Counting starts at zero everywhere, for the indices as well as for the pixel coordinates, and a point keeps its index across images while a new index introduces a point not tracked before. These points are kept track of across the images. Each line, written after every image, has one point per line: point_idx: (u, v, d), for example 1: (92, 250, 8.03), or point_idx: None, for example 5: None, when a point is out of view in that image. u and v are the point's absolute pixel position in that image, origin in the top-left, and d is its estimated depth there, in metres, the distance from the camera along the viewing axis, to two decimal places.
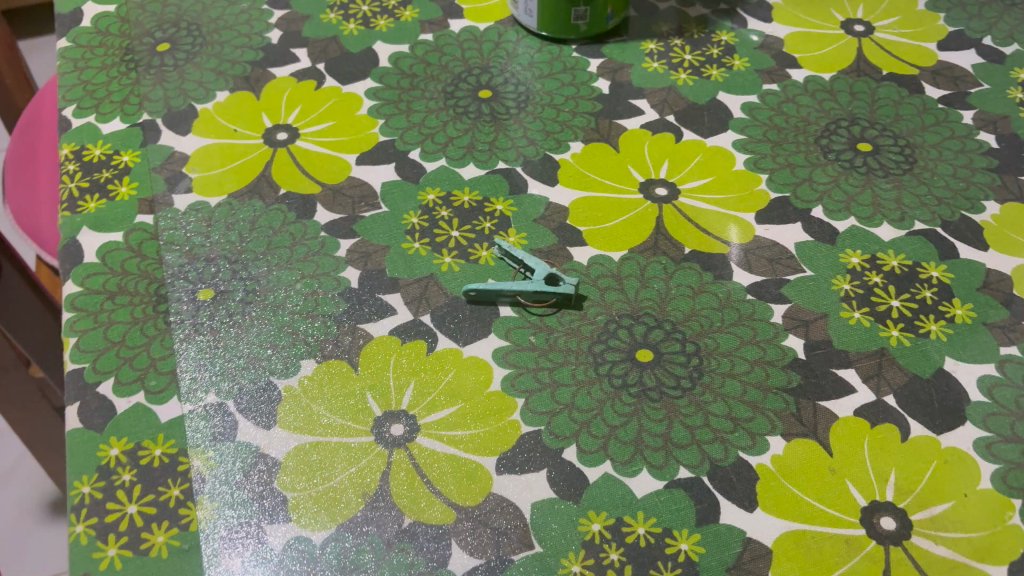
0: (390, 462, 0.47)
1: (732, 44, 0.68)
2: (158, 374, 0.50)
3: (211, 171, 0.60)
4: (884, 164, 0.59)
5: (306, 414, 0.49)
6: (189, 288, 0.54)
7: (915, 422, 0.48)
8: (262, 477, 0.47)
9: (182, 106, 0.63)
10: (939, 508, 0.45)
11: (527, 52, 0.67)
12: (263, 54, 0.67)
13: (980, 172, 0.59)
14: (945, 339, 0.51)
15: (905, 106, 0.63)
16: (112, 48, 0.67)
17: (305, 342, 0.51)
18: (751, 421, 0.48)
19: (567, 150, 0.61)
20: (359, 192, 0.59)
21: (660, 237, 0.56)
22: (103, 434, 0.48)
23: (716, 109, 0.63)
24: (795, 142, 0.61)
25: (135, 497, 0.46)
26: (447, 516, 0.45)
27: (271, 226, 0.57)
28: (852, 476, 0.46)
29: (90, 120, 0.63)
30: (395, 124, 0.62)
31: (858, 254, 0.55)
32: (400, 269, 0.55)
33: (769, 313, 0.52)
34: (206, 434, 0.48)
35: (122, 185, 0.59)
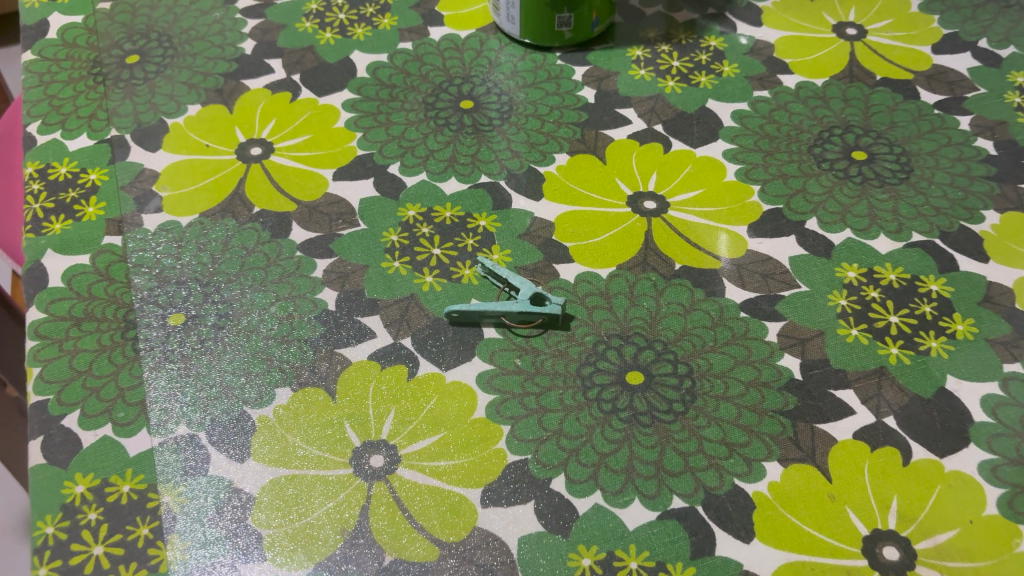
0: (370, 496, 0.45)
1: (721, 50, 0.66)
2: (126, 405, 0.48)
3: (182, 189, 0.57)
4: (879, 173, 0.57)
5: (282, 445, 0.46)
6: (159, 313, 0.51)
7: (918, 445, 0.46)
8: (236, 514, 0.44)
9: (152, 122, 0.61)
10: (943, 535, 0.43)
11: (510, 60, 0.65)
12: (236, 66, 0.65)
13: (978, 180, 0.57)
14: (946, 356, 0.49)
15: (900, 112, 0.61)
16: (80, 61, 0.65)
17: (280, 369, 0.49)
18: (746, 446, 0.46)
19: (552, 162, 0.59)
20: (336, 209, 0.56)
21: (649, 252, 0.54)
22: (68, 469, 0.46)
23: (706, 118, 0.61)
24: (787, 151, 0.59)
25: (101, 538, 0.44)
26: (431, 552, 0.43)
27: (245, 246, 0.55)
28: (852, 503, 0.44)
29: (55, 136, 0.60)
30: (374, 137, 0.60)
31: (855, 268, 0.53)
32: (380, 289, 0.52)
33: (763, 332, 0.50)
34: (177, 468, 0.46)
35: (89, 205, 0.56)
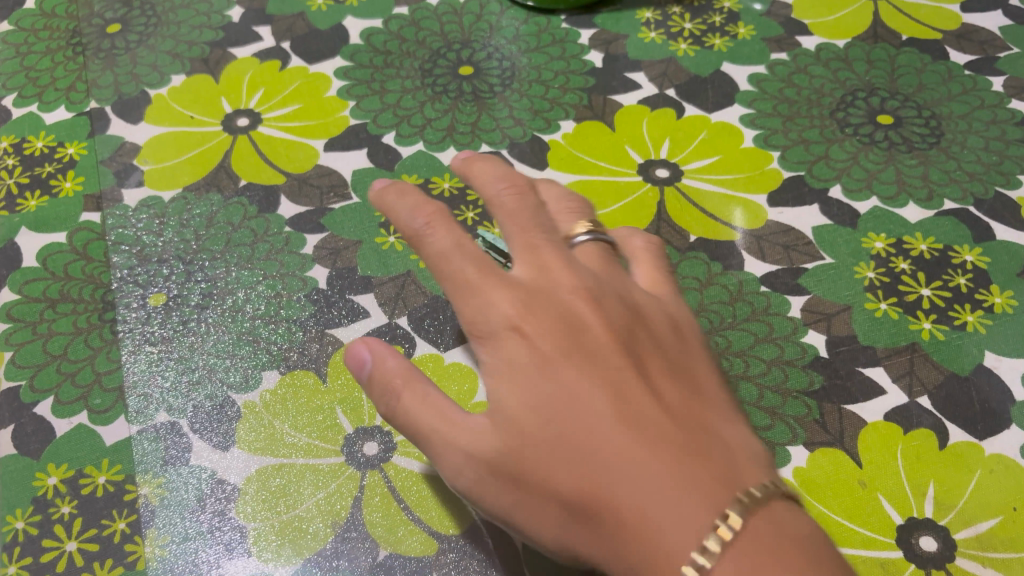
0: (363, 486, 0.42)
1: (735, 11, 0.62)
2: (104, 391, 0.45)
3: (164, 162, 0.54)
4: (907, 137, 0.54)
5: (269, 432, 0.43)
6: (138, 294, 0.48)
7: (955, 427, 0.42)
8: (219, 507, 0.41)
9: (134, 92, 0.58)
10: (985, 525, 0.39)
11: (512, 24, 0.62)
12: (223, 34, 0.62)
13: (1014, 144, 0.53)
14: (984, 332, 0.45)
15: (929, 73, 0.57)
16: (58, 31, 0.61)
17: (268, 352, 0.46)
18: (769, 429, 0.42)
19: (557, 130, 0.55)
20: (328, 181, 0.53)
21: (662, 223, 0.50)
22: (41, 460, 0.43)
23: (720, 82, 0.57)
24: (808, 115, 0.55)
25: (75, 533, 0.41)
26: (428, 546, 0.40)
27: (231, 221, 0.51)
28: (885, 490, 0.41)
29: (32, 110, 0.57)
30: (367, 106, 0.57)
31: (883, 239, 0.49)
32: (374, 266, 0.49)
33: (785, 307, 0.47)
34: (156, 458, 0.42)
35: (66, 180, 0.53)
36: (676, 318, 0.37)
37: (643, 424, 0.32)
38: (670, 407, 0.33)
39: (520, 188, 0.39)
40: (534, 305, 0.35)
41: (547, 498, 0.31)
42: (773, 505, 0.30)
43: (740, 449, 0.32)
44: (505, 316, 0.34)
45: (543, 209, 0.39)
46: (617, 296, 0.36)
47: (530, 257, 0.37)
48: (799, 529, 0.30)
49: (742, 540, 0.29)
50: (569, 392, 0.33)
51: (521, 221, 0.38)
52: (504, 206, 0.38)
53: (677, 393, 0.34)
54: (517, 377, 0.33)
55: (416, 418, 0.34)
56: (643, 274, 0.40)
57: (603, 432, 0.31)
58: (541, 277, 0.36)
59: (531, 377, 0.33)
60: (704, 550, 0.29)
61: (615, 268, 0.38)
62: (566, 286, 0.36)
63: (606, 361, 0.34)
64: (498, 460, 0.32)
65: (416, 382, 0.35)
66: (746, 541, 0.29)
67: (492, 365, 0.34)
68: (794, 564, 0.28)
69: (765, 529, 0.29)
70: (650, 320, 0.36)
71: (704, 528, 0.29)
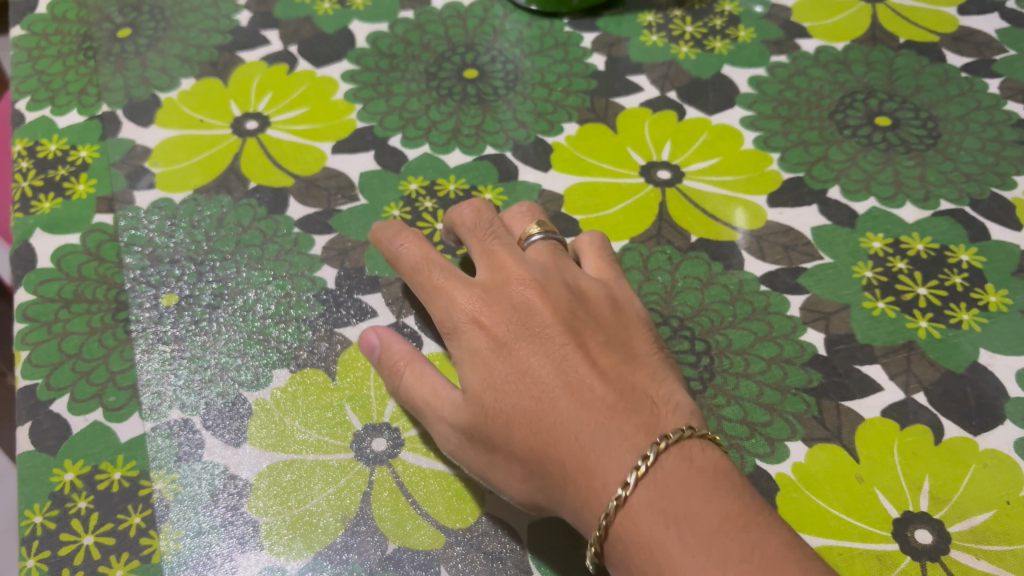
0: (372, 481, 0.43)
1: (736, 14, 0.63)
2: (118, 389, 0.46)
3: (174, 164, 0.55)
4: (905, 139, 0.55)
5: (279, 429, 0.44)
6: (151, 293, 0.49)
7: (950, 423, 0.43)
8: (232, 502, 0.42)
9: (144, 96, 0.59)
10: (979, 517, 0.40)
11: (515, 28, 0.63)
12: (231, 38, 0.63)
13: (1010, 145, 0.54)
14: (979, 330, 0.46)
15: (926, 75, 0.58)
16: (69, 35, 0.63)
17: (278, 350, 0.47)
18: (769, 425, 0.43)
19: (560, 132, 0.56)
20: (335, 183, 0.54)
21: (664, 224, 0.51)
22: (57, 456, 0.44)
23: (721, 84, 0.58)
24: (807, 117, 0.56)
25: (91, 527, 0.42)
26: (436, 540, 0.41)
27: (241, 222, 0.52)
28: (881, 484, 0.42)
29: (45, 113, 0.58)
30: (374, 109, 0.58)
31: (880, 239, 0.50)
32: (381, 266, 0.50)
33: (785, 306, 0.48)
34: (170, 454, 0.43)
35: (79, 182, 0.54)
36: (618, 297, 0.44)
37: (582, 389, 0.38)
38: (602, 371, 0.39)
39: (478, 208, 0.47)
40: (491, 299, 0.42)
41: (507, 456, 0.37)
42: (688, 443, 0.36)
43: (665, 404, 0.38)
44: (465, 310, 0.41)
45: (499, 223, 0.46)
46: (561, 283, 0.43)
47: (489, 262, 0.44)
48: (708, 464, 0.35)
49: (655, 473, 0.35)
50: (522, 369, 0.39)
51: (480, 236, 0.46)
52: (467, 225, 0.46)
53: (613, 361, 0.40)
54: (477, 361, 0.40)
55: (411, 395, 0.41)
56: (599, 260, 0.46)
57: (547, 396, 0.38)
58: (498, 276, 0.43)
59: (488, 359, 0.39)
60: (627, 484, 0.34)
61: (562, 259, 0.45)
62: (519, 280, 0.42)
63: (551, 340, 0.40)
64: (469, 428, 0.38)
65: (416, 362, 0.42)
66: (660, 476, 0.34)
67: (458, 349, 0.41)
68: (700, 489, 0.34)
69: (677, 465, 0.35)
70: (593, 301, 0.43)
71: (628, 468, 0.35)
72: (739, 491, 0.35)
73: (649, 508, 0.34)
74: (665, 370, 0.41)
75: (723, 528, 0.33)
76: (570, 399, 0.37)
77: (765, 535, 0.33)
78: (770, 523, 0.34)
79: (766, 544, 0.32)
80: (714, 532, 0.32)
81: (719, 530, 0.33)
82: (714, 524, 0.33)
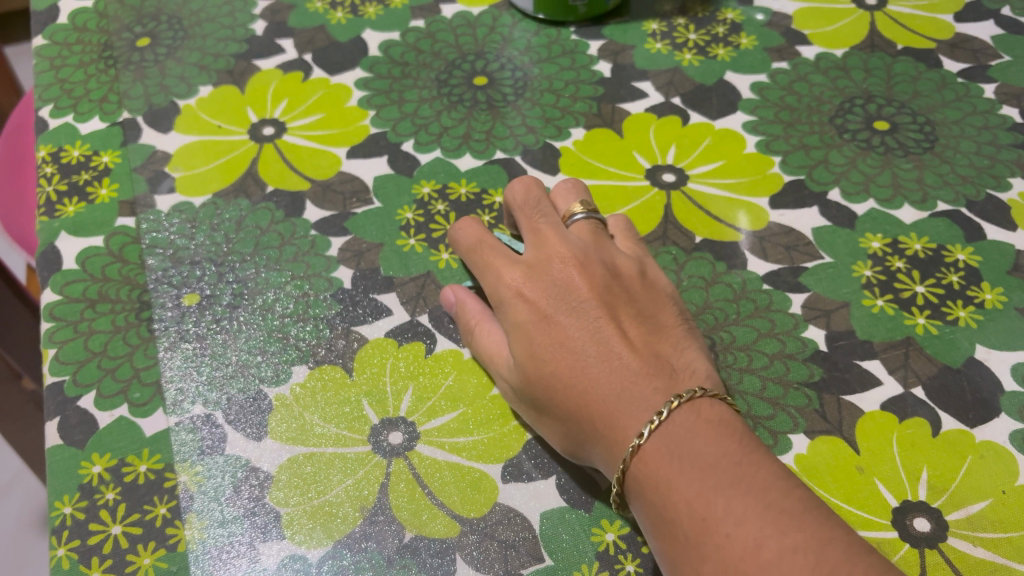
0: (389, 473, 0.44)
1: (738, 22, 0.65)
2: (142, 386, 0.47)
3: (194, 169, 0.57)
4: (902, 142, 0.56)
5: (299, 423, 0.46)
6: (173, 293, 0.51)
7: (947, 416, 0.45)
8: (254, 493, 0.44)
9: (164, 103, 0.61)
10: (975, 507, 0.42)
11: (523, 36, 0.64)
12: (247, 47, 0.65)
13: (1005, 148, 0.56)
14: (975, 327, 0.48)
15: (923, 81, 0.60)
16: (90, 45, 0.65)
17: (297, 348, 0.49)
18: (772, 419, 0.45)
19: (568, 137, 0.58)
20: (351, 187, 0.56)
21: (669, 225, 0.53)
22: (85, 450, 0.45)
23: (724, 90, 0.60)
24: (808, 122, 0.58)
25: (119, 517, 0.43)
26: (451, 529, 0.42)
27: (259, 225, 0.54)
28: (881, 475, 0.43)
29: (68, 120, 0.60)
30: (387, 115, 0.60)
31: (879, 239, 0.52)
32: (395, 267, 0.52)
33: (787, 304, 0.49)
34: (194, 448, 0.45)
35: (102, 187, 0.56)
36: (649, 271, 0.46)
37: (613, 358, 0.41)
38: (632, 342, 0.42)
39: (528, 184, 0.48)
40: (534, 276, 0.44)
41: (546, 417, 0.41)
42: (703, 406, 0.39)
43: (685, 370, 0.41)
44: (510, 285, 0.44)
45: (546, 200, 0.49)
46: (599, 259, 0.45)
47: (535, 237, 0.46)
48: (714, 415, 0.39)
49: (669, 425, 0.38)
50: (560, 338, 0.42)
51: (529, 213, 0.48)
52: (516, 201, 0.48)
53: (641, 332, 0.43)
54: (522, 333, 0.43)
55: (481, 350, 0.46)
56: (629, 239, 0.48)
57: (581, 364, 0.41)
58: (542, 251, 0.45)
59: (530, 329, 0.43)
60: (642, 434, 0.38)
61: (602, 237, 0.47)
62: (559, 256, 0.45)
63: (586, 312, 0.43)
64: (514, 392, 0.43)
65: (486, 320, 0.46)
66: (672, 427, 0.38)
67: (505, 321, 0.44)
68: (708, 440, 0.38)
69: (687, 417, 0.39)
70: (627, 276, 0.45)
71: (645, 421, 0.39)
72: (741, 436, 0.38)
73: (660, 452, 0.38)
74: (688, 338, 0.44)
75: (720, 463, 0.37)
76: (606, 367, 0.41)
77: (755, 468, 0.37)
78: (762, 458, 0.38)
79: (754, 474, 0.37)
80: (711, 466, 0.37)
81: (716, 464, 0.37)
82: (714, 460, 0.37)
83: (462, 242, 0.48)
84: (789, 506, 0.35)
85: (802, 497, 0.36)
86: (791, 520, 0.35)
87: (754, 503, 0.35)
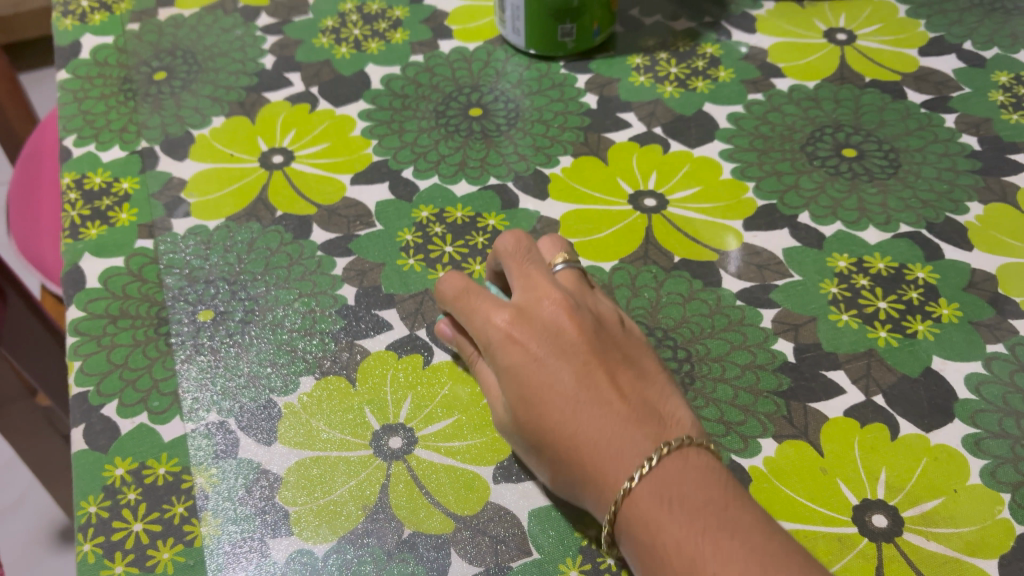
0: (389, 474, 0.48)
1: (717, 56, 0.69)
2: (161, 395, 0.51)
3: (208, 195, 0.61)
4: (868, 169, 0.60)
5: (306, 429, 0.50)
6: (190, 310, 0.55)
7: (905, 421, 0.48)
8: (264, 493, 0.47)
9: (179, 133, 0.65)
10: (929, 504, 0.45)
11: (516, 70, 0.69)
12: (257, 80, 0.69)
13: (964, 174, 0.60)
14: (933, 339, 0.52)
15: (889, 111, 0.64)
16: (111, 78, 0.69)
17: (304, 359, 0.53)
18: (742, 424, 0.49)
19: (557, 164, 0.62)
20: (354, 212, 0.60)
21: (650, 246, 0.57)
22: (109, 454, 0.49)
23: (702, 120, 0.64)
24: (781, 149, 0.62)
25: (140, 516, 0.47)
26: (446, 525, 0.46)
27: (269, 246, 0.58)
28: (843, 475, 0.47)
29: (90, 149, 0.64)
30: (388, 144, 0.64)
31: (845, 258, 0.56)
32: (395, 285, 0.56)
33: (758, 318, 0.53)
34: (208, 452, 0.49)
35: (122, 212, 0.60)
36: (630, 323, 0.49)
37: (602, 402, 0.44)
38: (619, 387, 0.45)
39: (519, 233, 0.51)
40: (525, 319, 0.47)
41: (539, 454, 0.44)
42: (689, 452, 0.42)
43: (670, 417, 0.44)
44: (502, 328, 0.47)
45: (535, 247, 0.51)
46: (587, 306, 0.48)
47: (523, 283, 0.49)
48: (701, 463, 0.42)
49: (658, 470, 0.41)
50: (550, 381, 0.45)
51: (519, 259, 0.50)
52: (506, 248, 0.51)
53: (628, 377, 0.46)
54: (514, 374, 0.45)
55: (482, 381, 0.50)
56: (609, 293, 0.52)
57: (571, 407, 0.44)
58: (531, 299, 0.48)
59: (522, 371, 0.45)
60: (633, 478, 0.41)
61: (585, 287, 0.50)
62: (549, 299, 0.47)
63: (577, 357, 0.45)
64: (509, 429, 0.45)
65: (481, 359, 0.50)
66: (661, 471, 0.41)
67: (498, 362, 0.46)
68: (695, 487, 0.41)
69: (676, 464, 0.42)
70: (613, 324, 0.48)
71: (635, 465, 0.42)
72: (726, 483, 0.42)
73: (650, 495, 0.41)
74: (670, 386, 0.47)
75: (708, 507, 0.40)
76: (597, 411, 0.43)
77: (740, 512, 0.40)
78: (746, 504, 0.41)
79: (740, 518, 0.40)
80: (699, 510, 0.40)
81: (704, 508, 0.40)
82: (703, 506, 0.40)
83: (447, 293, 0.50)
84: (771, 549, 0.39)
85: (783, 541, 0.40)
86: (773, 562, 0.38)
87: (740, 545, 0.39)
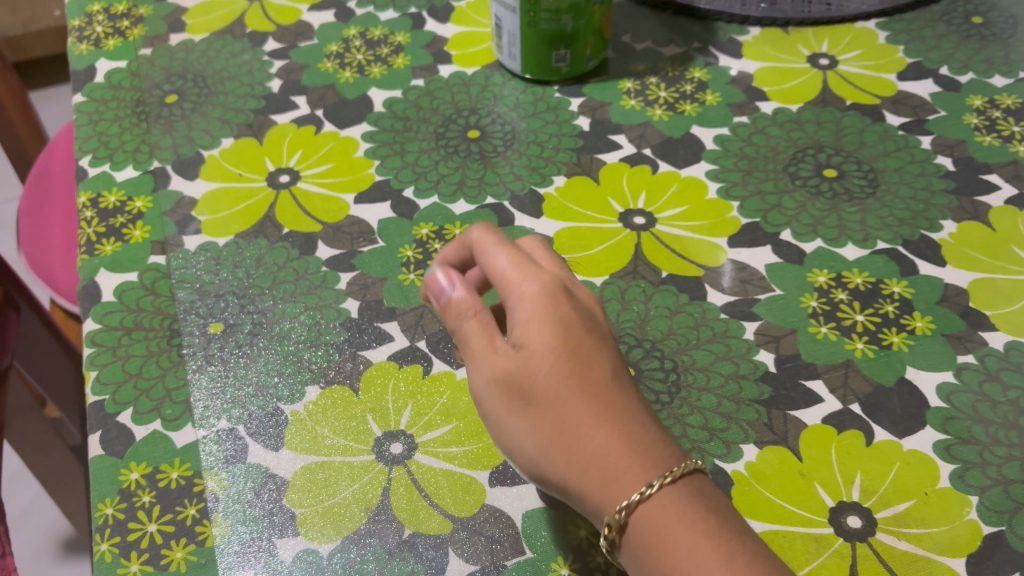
0: (390, 478, 0.50)
1: (704, 80, 0.72)
2: (173, 403, 0.53)
3: (218, 213, 0.64)
4: (848, 188, 0.63)
5: (312, 435, 0.52)
6: (201, 322, 0.57)
7: (880, 428, 0.51)
8: (272, 495, 0.50)
9: (190, 153, 0.68)
10: (901, 506, 0.48)
11: (512, 94, 0.72)
12: (265, 103, 0.72)
13: (939, 194, 0.63)
14: (907, 350, 0.54)
15: (868, 133, 0.67)
16: (124, 101, 0.72)
17: (309, 369, 0.55)
18: (725, 430, 0.51)
19: (551, 184, 0.65)
20: (358, 229, 0.63)
21: (639, 262, 0.60)
22: (124, 459, 0.51)
23: (690, 142, 0.67)
24: (764, 170, 0.65)
25: (154, 517, 0.49)
26: (444, 526, 0.48)
27: (276, 262, 0.61)
28: (820, 479, 0.49)
29: (105, 169, 0.67)
30: (390, 164, 0.67)
31: (825, 274, 0.59)
32: (397, 299, 0.59)
33: (741, 330, 0.56)
34: (219, 457, 0.51)
35: (135, 228, 0.63)
36: None
37: (633, 393, 0.42)
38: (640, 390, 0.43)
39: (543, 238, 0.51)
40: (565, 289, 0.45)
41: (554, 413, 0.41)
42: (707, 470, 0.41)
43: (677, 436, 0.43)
44: (546, 283, 0.44)
45: None
46: None
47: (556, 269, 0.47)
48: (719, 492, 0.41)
49: (693, 476, 0.40)
50: (588, 349, 0.42)
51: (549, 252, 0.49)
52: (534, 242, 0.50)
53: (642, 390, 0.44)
54: (553, 328, 0.42)
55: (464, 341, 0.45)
56: None
57: (607, 382, 0.41)
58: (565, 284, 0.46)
59: (563, 329, 0.42)
60: (673, 474, 0.39)
61: None
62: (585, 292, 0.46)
63: (610, 344, 0.44)
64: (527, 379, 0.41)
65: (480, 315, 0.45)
66: (695, 479, 0.40)
67: (529, 312, 0.43)
68: (727, 508, 0.40)
69: (705, 481, 0.40)
70: None
71: (670, 462, 0.40)
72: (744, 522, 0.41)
73: (693, 500, 0.39)
74: None
75: (746, 534, 0.39)
76: (633, 399, 0.42)
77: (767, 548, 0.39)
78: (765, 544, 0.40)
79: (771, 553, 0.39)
80: (740, 533, 0.39)
81: (743, 533, 0.39)
82: (742, 529, 0.39)
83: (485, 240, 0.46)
84: None
85: None
86: None
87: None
